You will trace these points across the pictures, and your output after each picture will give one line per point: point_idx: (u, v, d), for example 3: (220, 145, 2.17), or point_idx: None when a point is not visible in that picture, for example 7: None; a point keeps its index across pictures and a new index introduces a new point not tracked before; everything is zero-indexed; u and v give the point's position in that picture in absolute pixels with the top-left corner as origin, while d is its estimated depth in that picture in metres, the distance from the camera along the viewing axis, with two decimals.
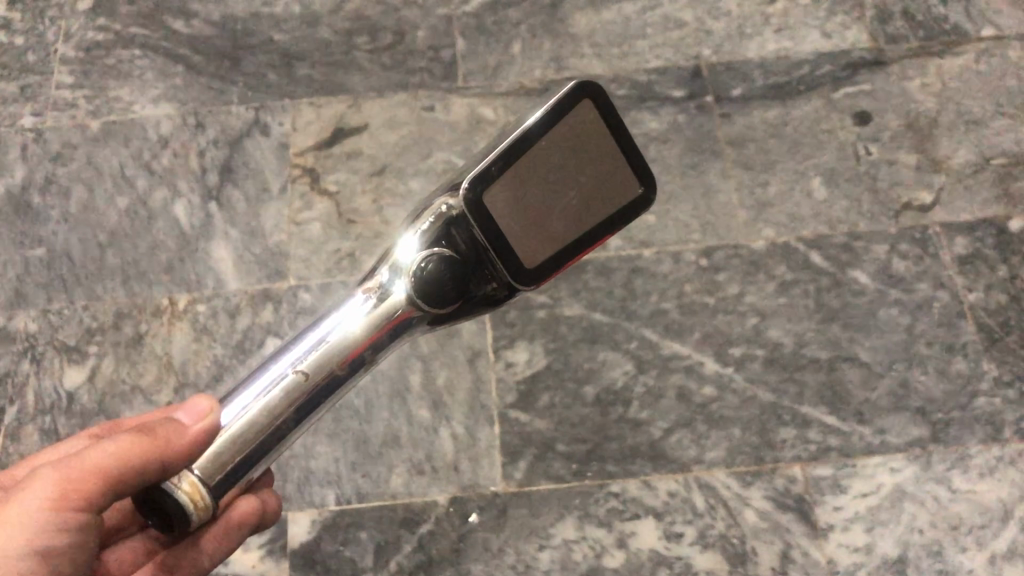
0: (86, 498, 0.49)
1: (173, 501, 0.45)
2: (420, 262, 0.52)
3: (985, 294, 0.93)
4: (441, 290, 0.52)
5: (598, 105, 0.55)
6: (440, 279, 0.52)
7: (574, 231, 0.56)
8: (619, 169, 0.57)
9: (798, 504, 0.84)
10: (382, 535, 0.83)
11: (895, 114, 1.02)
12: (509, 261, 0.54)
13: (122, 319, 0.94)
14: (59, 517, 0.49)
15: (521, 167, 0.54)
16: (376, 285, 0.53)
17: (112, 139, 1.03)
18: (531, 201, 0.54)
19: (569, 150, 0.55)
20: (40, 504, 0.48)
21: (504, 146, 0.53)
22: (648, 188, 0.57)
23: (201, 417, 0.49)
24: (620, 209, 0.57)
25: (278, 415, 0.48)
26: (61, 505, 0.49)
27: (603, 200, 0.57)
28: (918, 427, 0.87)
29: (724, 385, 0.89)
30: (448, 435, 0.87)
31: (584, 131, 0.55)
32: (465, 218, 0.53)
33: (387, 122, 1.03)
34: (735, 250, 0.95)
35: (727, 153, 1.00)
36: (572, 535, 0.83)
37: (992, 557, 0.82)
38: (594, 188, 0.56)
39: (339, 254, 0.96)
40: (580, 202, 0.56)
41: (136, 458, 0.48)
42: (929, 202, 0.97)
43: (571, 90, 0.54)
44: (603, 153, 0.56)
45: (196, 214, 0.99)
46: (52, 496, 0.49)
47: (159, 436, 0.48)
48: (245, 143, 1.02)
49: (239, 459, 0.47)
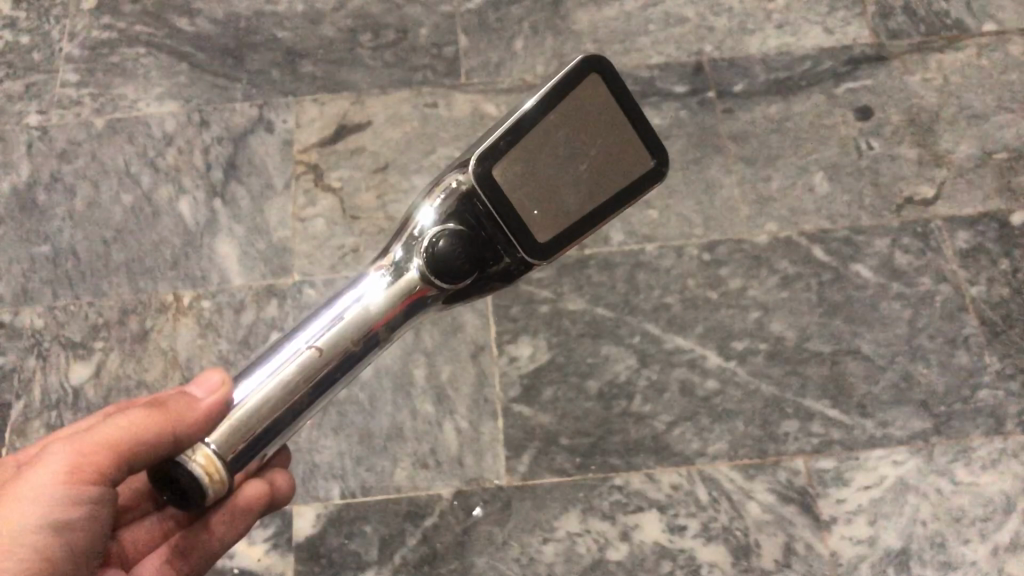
0: (99, 472, 0.50)
1: (187, 473, 0.45)
2: (433, 240, 0.54)
3: (986, 287, 0.93)
4: (455, 266, 0.54)
5: (607, 79, 0.56)
6: (453, 255, 0.53)
7: (586, 205, 0.57)
8: (629, 142, 0.58)
9: (800, 497, 0.84)
10: (386, 528, 0.84)
11: (896, 109, 1.02)
12: (522, 236, 0.55)
13: (127, 315, 0.94)
14: (72, 491, 0.50)
15: (530, 143, 0.55)
16: (389, 262, 0.55)
17: (117, 136, 1.03)
18: (542, 176, 0.55)
19: (579, 124, 0.56)
20: (53, 479, 0.50)
21: (513, 121, 0.54)
22: (659, 159, 0.58)
23: (212, 390, 0.51)
24: (630, 182, 0.58)
25: (294, 390, 0.49)
26: (74, 479, 0.50)
27: (614, 173, 0.57)
28: (920, 420, 0.87)
29: (727, 379, 0.89)
30: (452, 428, 0.87)
31: (592, 106, 0.56)
32: (477, 194, 0.54)
33: (390, 118, 1.03)
34: (738, 244, 0.95)
35: (729, 148, 1.00)
36: (576, 529, 0.83)
37: (994, 549, 0.82)
38: (604, 162, 0.57)
39: (343, 250, 0.97)
40: (591, 175, 0.57)
41: (150, 432, 0.49)
42: (931, 197, 0.97)
43: (579, 64, 0.55)
44: (612, 127, 0.57)
45: (200, 210, 0.99)
46: (64, 471, 0.50)
47: (171, 411, 0.49)
48: (250, 140, 1.03)
49: (257, 433, 0.48)
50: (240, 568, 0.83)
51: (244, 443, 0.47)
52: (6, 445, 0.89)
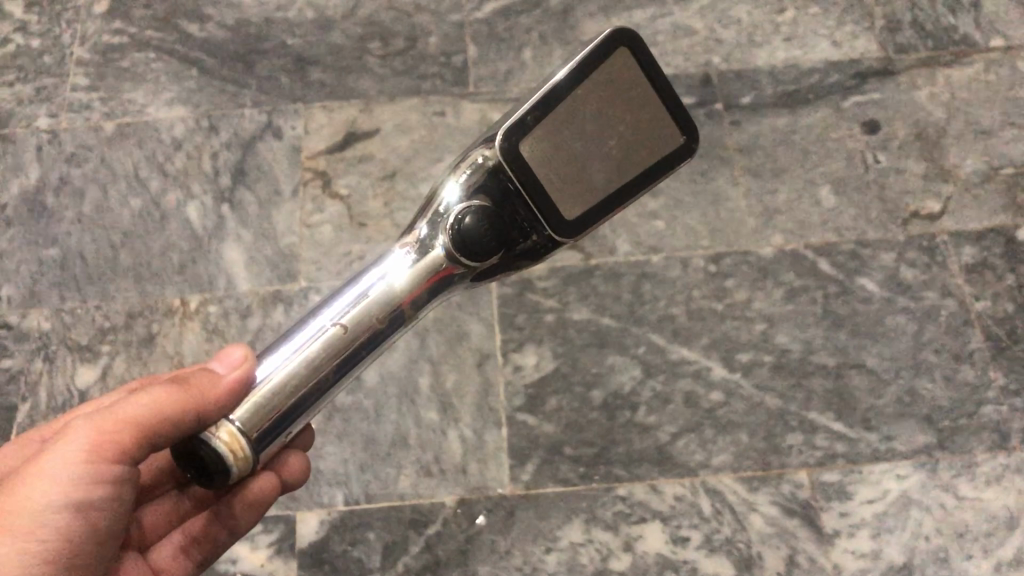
0: (122, 448, 0.51)
1: (211, 451, 0.46)
2: (458, 217, 0.54)
3: (992, 303, 0.93)
4: (478, 243, 0.54)
5: (635, 52, 0.56)
6: (478, 233, 0.54)
7: (616, 180, 0.57)
8: (657, 117, 0.57)
9: (803, 510, 0.84)
10: (389, 535, 0.84)
11: (903, 123, 1.02)
12: (546, 214, 0.55)
13: (134, 319, 0.94)
14: (95, 470, 0.51)
15: (556, 119, 0.55)
16: (414, 240, 0.56)
17: (126, 140, 1.04)
18: (571, 152, 0.55)
19: (608, 97, 0.56)
20: (75, 456, 0.51)
21: (538, 97, 0.54)
22: (690, 135, 0.58)
23: (235, 366, 0.52)
24: (661, 156, 0.57)
25: (318, 369, 0.49)
26: (96, 457, 0.51)
27: (644, 148, 0.57)
28: (925, 435, 0.87)
29: (732, 391, 0.89)
30: (456, 436, 0.88)
31: (617, 84, 0.56)
32: (503, 170, 0.54)
33: (399, 126, 1.03)
34: (744, 256, 0.95)
35: (736, 160, 1.00)
36: (579, 538, 0.84)
37: (997, 565, 0.82)
38: (633, 139, 0.57)
39: (349, 257, 0.97)
40: (620, 150, 0.57)
41: (172, 408, 0.50)
42: (937, 211, 0.97)
43: (607, 38, 0.55)
44: (639, 104, 0.57)
45: (208, 215, 1.00)
46: (86, 449, 0.51)
47: (194, 388, 0.50)
48: (258, 146, 1.03)
49: (281, 412, 0.48)
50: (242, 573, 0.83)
51: (266, 421, 0.48)
52: None
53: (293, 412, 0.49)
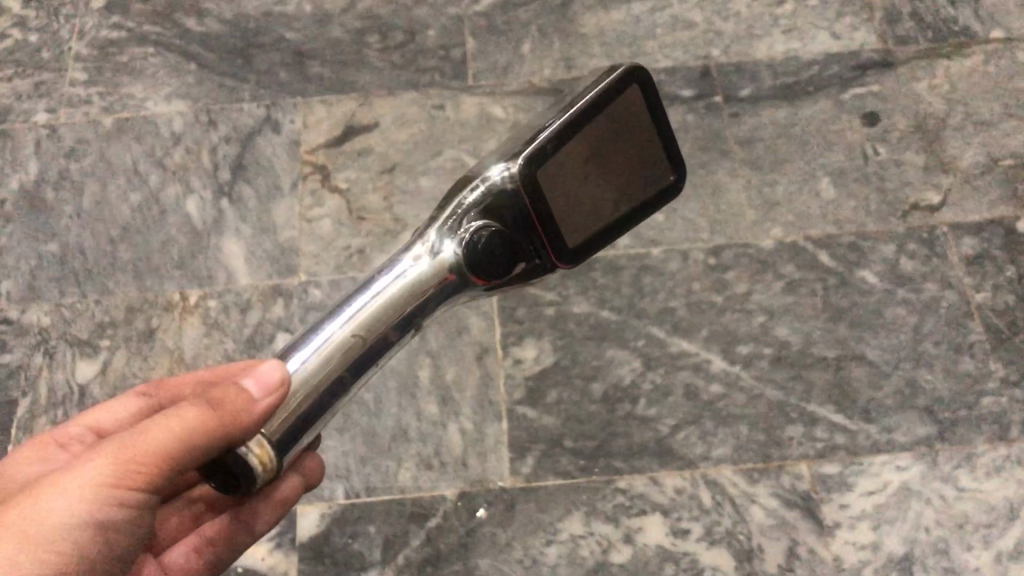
0: (148, 470, 0.49)
1: (241, 462, 0.46)
2: (473, 233, 0.53)
3: (992, 294, 0.93)
4: (491, 262, 0.53)
5: (644, 88, 0.55)
6: (492, 253, 0.53)
7: (613, 214, 0.57)
8: (652, 156, 0.58)
9: (803, 502, 0.84)
10: (390, 529, 0.84)
11: (903, 115, 1.02)
12: (553, 242, 0.54)
13: (134, 314, 0.94)
14: (121, 492, 0.50)
15: (570, 149, 0.54)
16: (425, 246, 0.54)
17: (125, 135, 1.04)
18: (580, 183, 0.55)
19: (615, 132, 0.55)
20: (99, 479, 0.49)
21: (557, 126, 0.53)
22: (678, 173, 0.59)
23: (269, 389, 0.47)
24: (651, 194, 0.58)
25: (332, 373, 0.48)
26: (122, 480, 0.49)
27: (637, 183, 0.58)
28: (925, 426, 0.87)
29: (731, 383, 0.89)
30: (456, 430, 0.88)
31: (623, 119, 0.55)
32: (519, 193, 0.53)
33: (398, 120, 1.03)
34: (744, 248, 0.95)
35: (735, 153, 1.00)
36: (579, 530, 0.83)
37: (998, 556, 0.82)
38: (631, 176, 0.57)
39: (349, 251, 0.97)
40: (619, 184, 0.57)
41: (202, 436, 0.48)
42: (937, 203, 0.97)
43: (622, 76, 0.54)
44: (640, 143, 0.57)
45: (207, 210, 1.00)
46: (112, 472, 0.49)
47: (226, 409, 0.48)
48: (257, 140, 1.03)
49: (301, 419, 0.48)
50: (244, 567, 0.83)
51: (284, 426, 0.47)
52: (13, 442, 0.89)
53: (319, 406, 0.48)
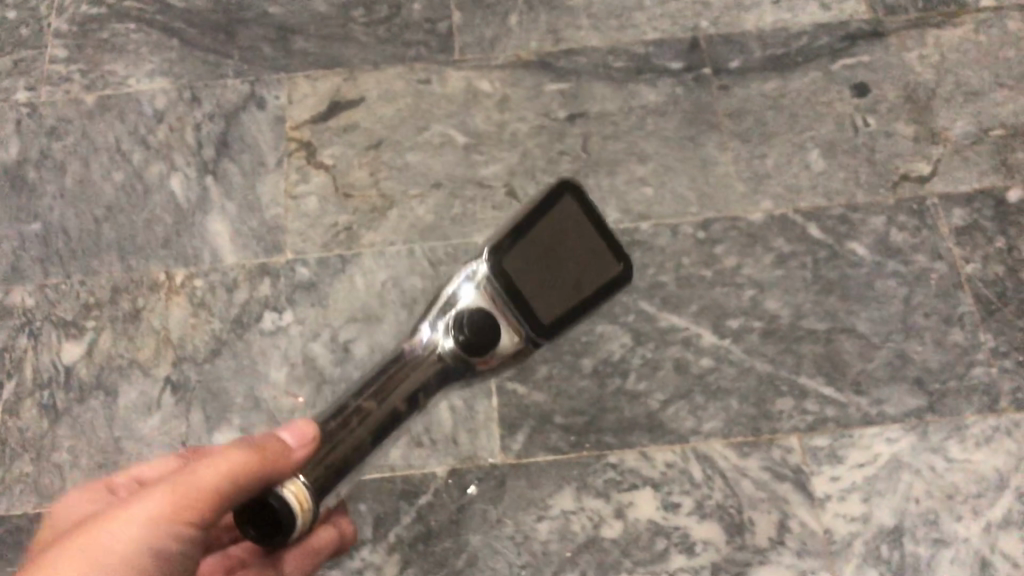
0: (202, 509, 0.52)
1: (278, 499, 0.51)
2: (461, 318, 0.62)
3: (982, 265, 0.93)
4: (478, 343, 0.61)
5: (579, 198, 0.64)
6: (475, 338, 0.61)
7: (571, 301, 0.63)
8: (597, 249, 0.65)
9: (794, 475, 0.84)
10: (381, 507, 0.84)
11: (893, 86, 1.01)
12: (529, 317, 0.62)
13: (120, 294, 0.93)
14: (175, 529, 0.52)
15: (526, 246, 0.62)
16: (427, 334, 0.63)
17: (107, 113, 1.02)
18: (540, 274, 0.62)
19: (563, 234, 0.63)
20: (155, 516, 0.52)
21: (511, 229, 0.62)
22: (625, 262, 0.65)
23: (303, 440, 0.55)
24: (605, 283, 0.64)
25: (352, 427, 0.57)
26: (177, 517, 0.52)
27: (590, 276, 0.64)
28: (915, 398, 0.87)
29: (722, 357, 0.89)
30: (446, 407, 0.87)
31: (573, 222, 0.64)
32: (493, 282, 0.62)
33: (384, 95, 1.02)
34: (733, 222, 0.95)
35: (724, 126, 0.99)
36: (571, 506, 0.83)
37: (987, 526, 0.82)
38: (585, 269, 0.64)
39: (335, 228, 0.96)
40: (575, 273, 0.63)
41: (251, 475, 0.52)
42: (927, 173, 0.97)
43: (554, 188, 0.63)
44: (585, 241, 0.64)
45: (192, 188, 0.98)
46: (167, 508, 0.52)
47: (268, 454, 0.53)
48: (242, 117, 1.02)
49: (329, 464, 0.55)
50: None
51: (334, 459, 0.55)
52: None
53: (381, 432, 0.59)
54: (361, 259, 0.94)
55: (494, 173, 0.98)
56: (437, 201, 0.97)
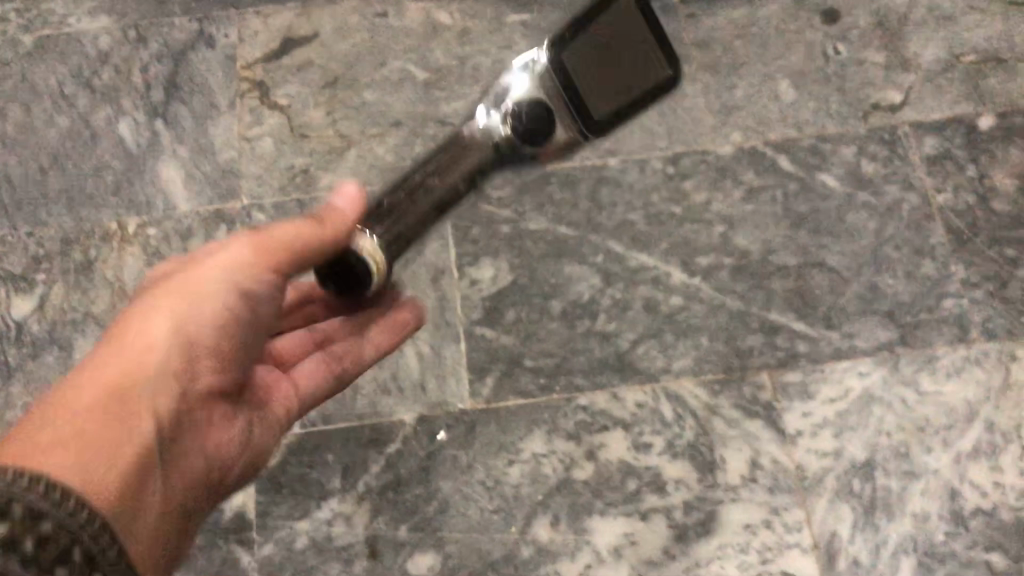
0: (274, 261, 0.58)
1: (363, 266, 0.56)
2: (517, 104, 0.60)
3: (953, 195, 0.91)
4: (537, 133, 0.60)
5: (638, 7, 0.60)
6: (541, 120, 0.60)
7: (619, 101, 0.62)
8: (649, 68, 0.62)
9: (766, 412, 0.84)
10: (349, 456, 0.82)
11: (864, 12, 0.99)
12: (582, 111, 0.61)
13: (70, 245, 0.90)
14: (253, 268, 0.58)
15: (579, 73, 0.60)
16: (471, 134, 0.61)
17: (48, 56, 0.98)
18: (603, 53, 0.60)
19: (626, 27, 0.60)
20: (233, 270, 0.58)
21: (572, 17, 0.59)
22: (675, 67, 0.63)
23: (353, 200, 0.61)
24: (652, 87, 0.63)
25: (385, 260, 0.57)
26: (255, 263, 0.58)
27: (639, 82, 0.62)
28: (886, 331, 0.86)
29: (692, 295, 0.87)
30: (413, 353, 0.85)
31: (625, 45, 0.60)
32: (551, 79, 0.60)
33: (338, 30, 0.98)
34: (702, 156, 0.92)
35: (692, 56, 0.96)
36: (542, 449, 0.82)
37: (957, 457, 0.82)
38: (633, 82, 0.62)
39: (293, 171, 0.92)
40: (625, 82, 0.62)
41: (308, 243, 0.56)
42: (898, 102, 0.95)
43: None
44: (637, 59, 0.61)
45: (141, 133, 0.94)
46: (245, 255, 0.58)
47: (328, 219, 0.58)
48: (191, 57, 0.97)
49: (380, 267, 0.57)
50: None
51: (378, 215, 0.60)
52: None
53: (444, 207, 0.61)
54: (321, 203, 0.91)
55: (456, 110, 0.95)
56: (398, 140, 0.93)
